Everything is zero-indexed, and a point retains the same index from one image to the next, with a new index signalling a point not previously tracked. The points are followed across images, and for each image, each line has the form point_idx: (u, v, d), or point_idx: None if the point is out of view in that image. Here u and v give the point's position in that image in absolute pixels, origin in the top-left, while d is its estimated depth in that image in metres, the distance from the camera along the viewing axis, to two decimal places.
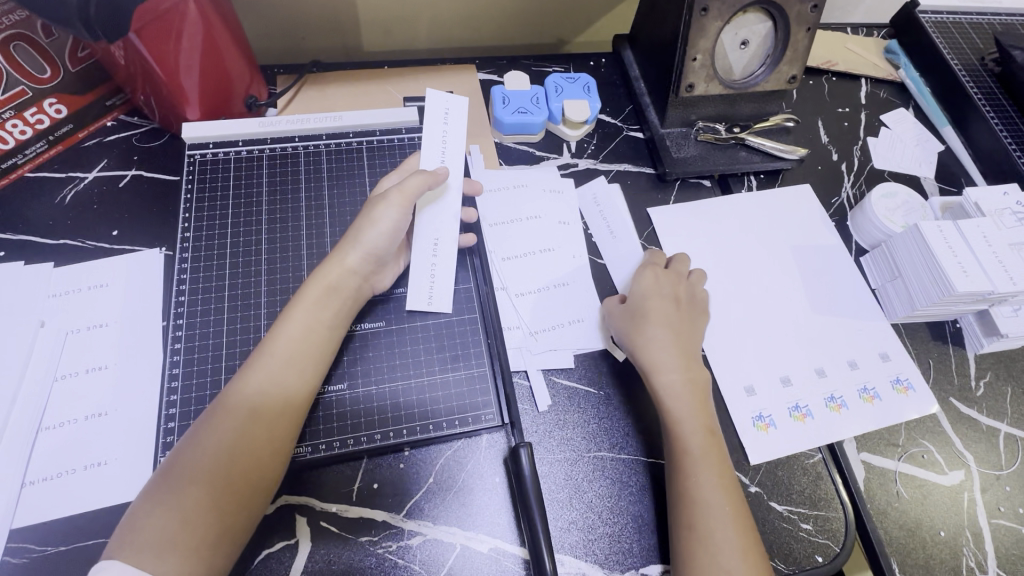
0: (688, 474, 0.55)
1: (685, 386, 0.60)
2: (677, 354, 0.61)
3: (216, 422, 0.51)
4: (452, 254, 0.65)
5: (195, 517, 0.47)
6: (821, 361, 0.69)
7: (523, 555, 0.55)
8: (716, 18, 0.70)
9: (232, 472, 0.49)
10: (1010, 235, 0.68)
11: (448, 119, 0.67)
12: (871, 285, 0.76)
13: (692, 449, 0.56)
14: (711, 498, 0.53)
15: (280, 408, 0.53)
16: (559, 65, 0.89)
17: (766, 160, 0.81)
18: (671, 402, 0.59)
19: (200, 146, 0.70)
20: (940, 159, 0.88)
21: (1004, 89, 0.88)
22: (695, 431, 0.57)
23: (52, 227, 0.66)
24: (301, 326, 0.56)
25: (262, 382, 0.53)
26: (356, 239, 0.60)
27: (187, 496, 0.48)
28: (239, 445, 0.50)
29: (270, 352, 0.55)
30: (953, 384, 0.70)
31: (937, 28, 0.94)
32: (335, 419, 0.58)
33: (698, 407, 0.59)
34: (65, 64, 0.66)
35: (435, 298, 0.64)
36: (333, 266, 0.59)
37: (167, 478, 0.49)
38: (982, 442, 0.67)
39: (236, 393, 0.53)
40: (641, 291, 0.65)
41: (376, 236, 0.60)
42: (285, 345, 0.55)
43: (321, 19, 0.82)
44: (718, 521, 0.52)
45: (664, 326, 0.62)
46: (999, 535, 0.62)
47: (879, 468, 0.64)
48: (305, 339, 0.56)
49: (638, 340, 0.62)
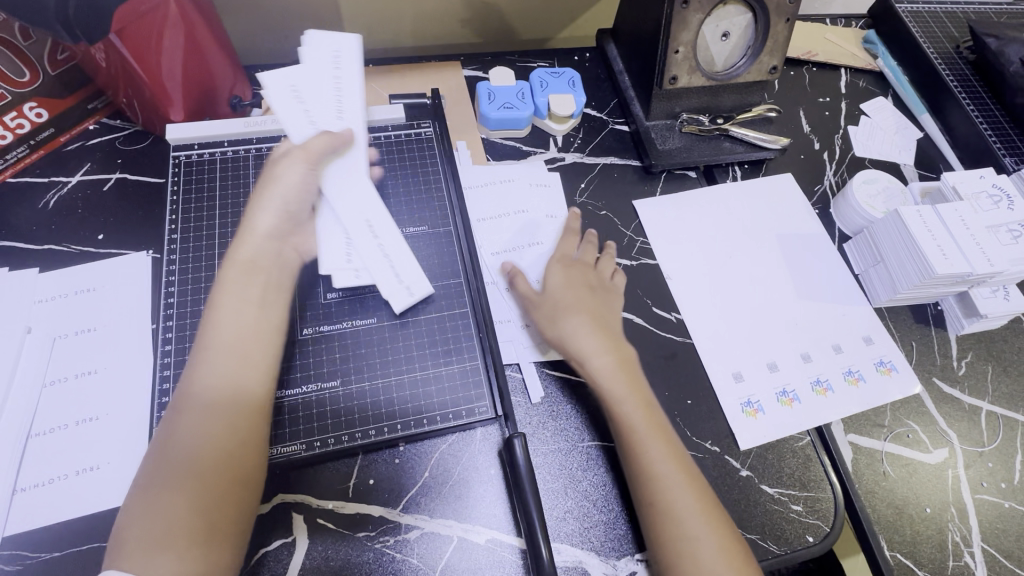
0: (638, 451, 0.55)
1: (609, 368, 0.60)
2: (600, 334, 0.62)
3: (182, 423, 0.50)
4: (388, 228, 0.65)
5: (186, 520, 0.47)
6: (806, 346, 0.70)
7: (520, 545, 0.55)
8: (696, 11, 0.71)
9: (211, 469, 0.49)
10: (987, 218, 0.70)
11: (338, 62, 0.69)
12: (854, 271, 0.77)
13: (636, 427, 0.56)
14: (668, 472, 0.54)
15: (233, 397, 0.52)
16: (542, 60, 0.90)
17: (749, 150, 0.82)
18: (604, 382, 0.59)
19: (185, 147, 0.70)
20: (919, 146, 0.90)
21: (980, 77, 0.90)
22: (634, 408, 0.58)
23: (36, 232, 0.66)
24: (237, 314, 0.55)
25: (211, 379, 0.52)
26: (263, 206, 0.60)
27: (172, 500, 0.47)
28: (208, 442, 0.50)
29: (212, 345, 0.54)
30: (936, 364, 0.72)
31: (913, 18, 0.96)
32: (320, 417, 0.58)
33: (631, 386, 0.59)
34: (45, 67, 0.66)
35: (411, 284, 0.63)
36: (247, 234, 0.59)
37: (145, 488, 0.48)
38: (965, 420, 0.68)
39: (187, 395, 0.52)
40: (556, 283, 0.65)
41: (261, 220, 0.60)
42: (223, 337, 0.54)
43: (303, 17, 0.82)
44: (675, 488, 0.53)
45: (580, 311, 0.63)
46: (983, 509, 0.63)
47: (867, 448, 0.65)
48: (240, 328, 0.55)
49: (561, 331, 0.62)
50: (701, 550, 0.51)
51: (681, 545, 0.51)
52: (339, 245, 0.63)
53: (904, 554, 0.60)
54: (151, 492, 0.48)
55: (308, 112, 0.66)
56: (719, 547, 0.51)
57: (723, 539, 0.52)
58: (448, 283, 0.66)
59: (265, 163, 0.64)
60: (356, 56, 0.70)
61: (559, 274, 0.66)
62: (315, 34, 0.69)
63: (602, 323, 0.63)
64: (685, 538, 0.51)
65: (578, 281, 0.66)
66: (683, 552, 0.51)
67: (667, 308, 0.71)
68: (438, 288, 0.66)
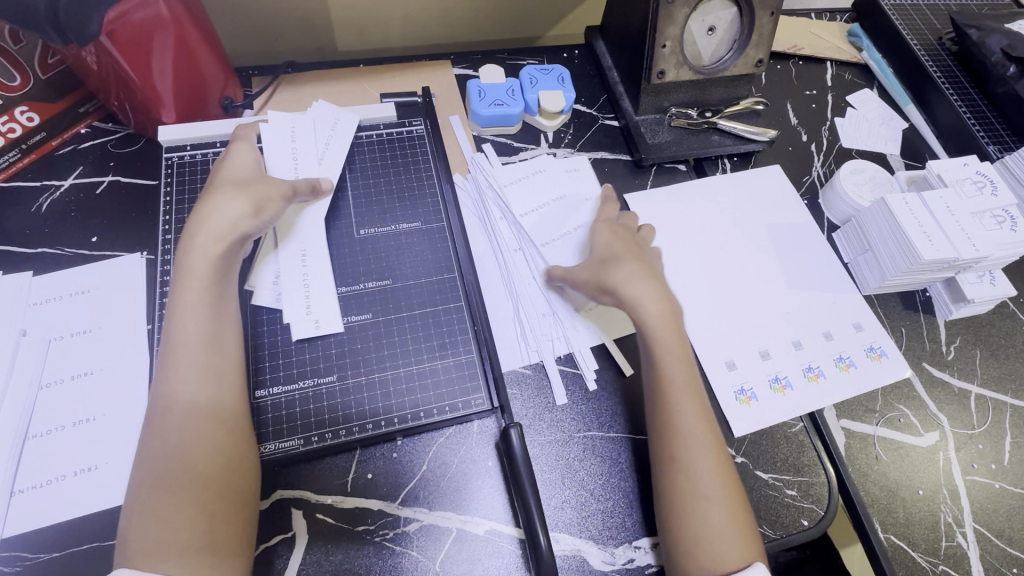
0: (670, 402, 0.57)
1: (662, 317, 0.61)
2: (658, 284, 0.63)
3: (167, 430, 0.50)
4: (319, 266, 0.64)
5: (197, 523, 0.47)
6: (797, 334, 0.71)
7: (518, 535, 0.56)
8: (682, 6, 0.71)
9: (211, 472, 0.49)
10: (971, 204, 0.71)
11: (334, 126, 0.72)
12: (843, 260, 0.78)
13: (674, 380, 0.58)
14: (691, 428, 0.56)
15: (215, 401, 0.52)
16: (532, 58, 0.91)
17: (737, 143, 0.83)
18: (655, 329, 0.60)
19: (177, 149, 0.70)
20: (905, 137, 0.91)
21: (962, 67, 0.92)
22: (676, 361, 0.59)
23: (29, 236, 0.66)
24: (205, 318, 0.55)
25: (189, 386, 0.52)
26: (233, 198, 0.59)
27: (177, 506, 0.47)
28: (200, 447, 0.50)
29: (182, 352, 0.53)
30: (925, 349, 0.73)
31: (896, 10, 0.97)
32: (310, 414, 0.58)
33: (676, 336, 0.61)
34: (35, 71, 0.66)
35: (321, 318, 0.61)
36: (207, 218, 0.58)
37: (143, 500, 0.47)
38: (955, 404, 0.70)
39: (163, 406, 0.51)
40: (602, 242, 0.67)
41: (226, 214, 0.58)
42: (191, 344, 0.53)
43: (293, 19, 0.82)
44: (700, 445, 0.55)
45: (637, 263, 0.63)
46: (974, 490, 0.64)
47: (859, 433, 0.66)
48: (209, 332, 0.54)
49: (615, 277, 0.62)
50: (711, 511, 0.52)
51: (695, 502, 0.53)
52: (265, 273, 0.63)
53: (898, 536, 0.61)
54: (150, 505, 0.47)
55: (295, 154, 0.69)
56: (725, 511, 0.53)
57: (729, 508, 0.53)
58: (442, 279, 0.67)
59: (223, 168, 0.63)
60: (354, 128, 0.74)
61: (604, 232, 0.68)
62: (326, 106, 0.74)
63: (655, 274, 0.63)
64: (699, 496, 0.53)
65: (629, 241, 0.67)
66: (695, 509, 0.53)
67: None
68: (433, 283, 0.66)
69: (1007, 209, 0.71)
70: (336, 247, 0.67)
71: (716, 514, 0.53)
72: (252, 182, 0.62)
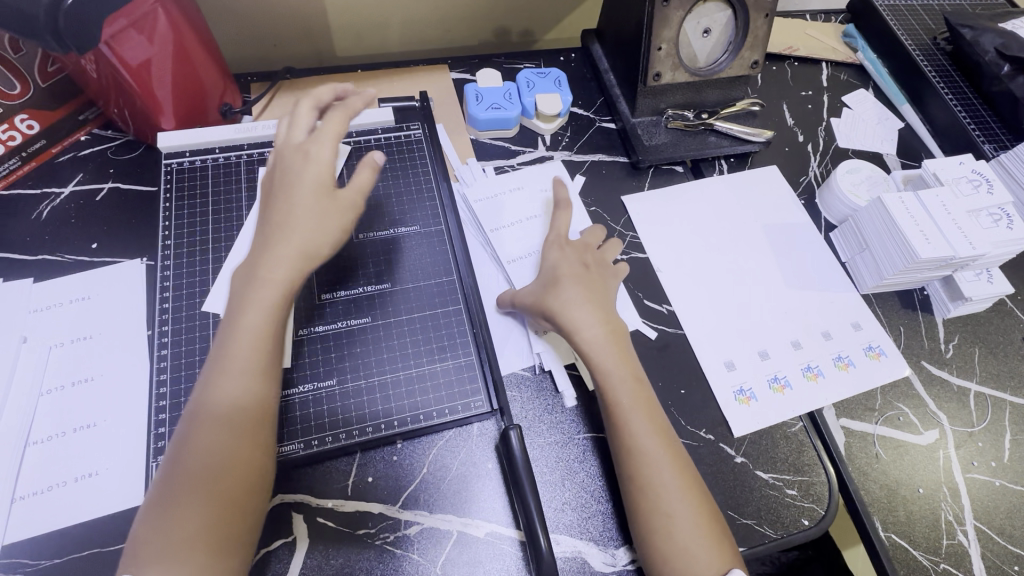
0: (623, 424, 0.56)
1: (604, 336, 0.60)
2: (597, 306, 0.61)
3: (206, 434, 0.49)
4: None
5: (204, 543, 0.45)
6: (796, 334, 0.71)
7: (519, 537, 0.56)
8: (678, 9, 0.72)
9: (236, 482, 0.48)
10: (967, 203, 0.71)
11: None
12: (841, 259, 0.78)
13: (622, 400, 0.57)
14: (650, 448, 0.55)
15: (253, 415, 0.50)
16: (529, 62, 0.91)
17: (734, 144, 0.83)
18: (596, 353, 0.59)
19: (177, 155, 0.70)
20: (901, 136, 0.92)
21: (957, 66, 0.92)
22: (621, 381, 0.58)
23: (30, 243, 0.66)
24: (262, 330, 0.52)
25: (234, 392, 0.50)
26: (310, 216, 0.55)
27: (190, 519, 0.46)
28: (233, 455, 0.49)
29: (235, 359, 0.51)
30: (924, 347, 0.73)
31: (891, 11, 0.98)
32: (316, 417, 0.58)
33: (620, 356, 0.59)
34: (35, 79, 0.67)
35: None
36: (285, 230, 0.54)
37: (161, 505, 0.47)
38: (954, 401, 0.70)
39: (208, 414, 0.49)
40: (549, 263, 0.65)
41: (306, 233, 0.55)
42: (243, 354, 0.51)
43: (291, 25, 0.83)
44: (658, 462, 0.54)
45: (580, 285, 0.62)
46: (974, 488, 0.64)
47: (858, 432, 0.66)
48: (262, 345, 0.52)
49: (554, 304, 0.61)
50: (676, 526, 0.52)
51: (659, 520, 0.52)
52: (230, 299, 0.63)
53: (899, 535, 0.61)
54: (167, 513, 0.46)
55: None
56: (694, 523, 0.52)
57: (701, 515, 0.53)
58: (441, 281, 0.67)
59: (281, 164, 0.58)
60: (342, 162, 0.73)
61: (553, 251, 0.66)
62: None
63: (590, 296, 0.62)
64: (663, 512, 0.52)
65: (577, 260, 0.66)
66: (659, 526, 0.52)
67: (659, 301, 0.72)
68: (431, 286, 0.67)
69: (1002, 208, 0.72)
70: None
71: (693, 534, 0.51)
72: (325, 199, 0.57)
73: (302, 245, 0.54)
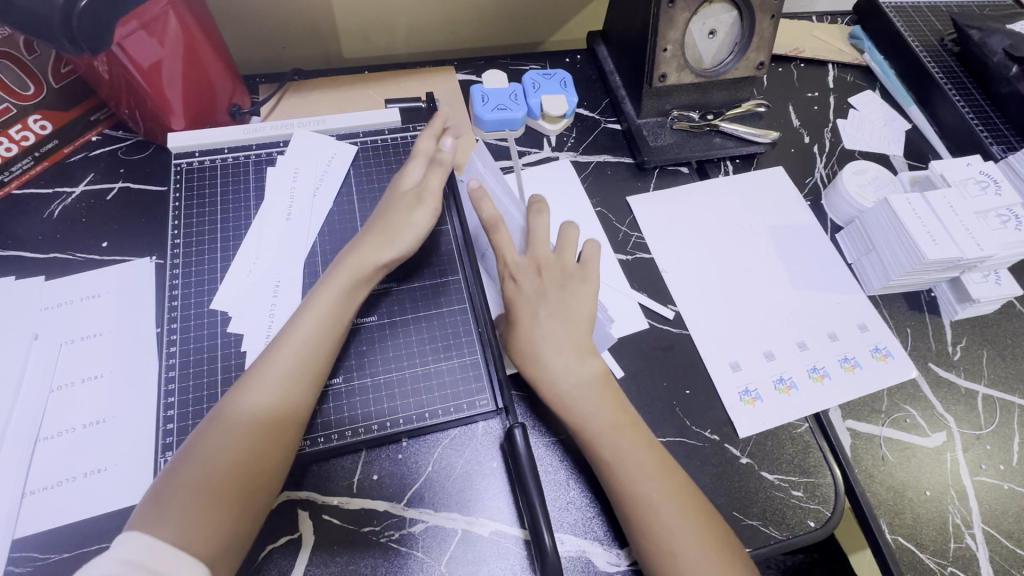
0: (612, 473, 0.54)
1: (577, 383, 0.57)
2: (569, 347, 0.58)
3: (256, 422, 0.51)
4: (289, 297, 0.64)
5: (219, 521, 0.47)
6: (802, 335, 0.71)
7: (523, 536, 0.56)
8: (683, 10, 0.72)
9: (267, 474, 0.50)
10: (975, 204, 0.71)
11: (331, 161, 0.73)
12: (848, 260, 0.78)
13: (603, 450, 0.55)
14: (648, 491, 0.52)
15: (294, 404, 0.53)
16: (535, 63, 0.92)
17: (740, 145, 0.83)
18: (573, 401, 0.56)
19: (187, 155, 0.71)
20: (908, 138, 0.92)
21: (964, 68, 0.92)
22: (603, 428, 0.55)
23: (41, 241, 0.67)
24: (326, 331, 0.56)
25: (290, 388, 0.53)
26: (384, 233, 0.61)
27: (210, 493, 0.47)
28: (274, 447, 0.51)
29: (297, 356, 0.54)
30: (931, 349, 0.73)
31: (898, 13, 0.97)
32: (348, 413, 0.59)
33: (603, 400, 0.56)
34: (48, 80, 0.68)
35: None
36: (371, 240, 0.61)
37: (190, 475, 0.48)
38: (961, 404, 0.69)
39: (261, 403, 0.52)
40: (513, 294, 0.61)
41: (388, 237, 0.61)
42: (303, 352, 0.55)
43: (300, 27, 0.83)
44: (660, 508, 0.52)
45: (547, 322, 0.58)
46: (982, 491, 0.64)
47: (865, 433, 0.66)
48: (320, 338, 0.55)
49: (523, 352, 0.58)
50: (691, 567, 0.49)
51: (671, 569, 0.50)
52: (238, 297, 0.63)
53: (906, 537, 0.61)
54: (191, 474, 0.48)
55: (292, 193, 0.70)
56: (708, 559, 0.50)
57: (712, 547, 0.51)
58: (447, 280, 0.67)
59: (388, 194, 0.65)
60: (349, 162, 0.73)
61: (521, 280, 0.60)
62: (321, 137, 0.74)
63: (558, 334, 0.58)
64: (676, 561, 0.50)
65: (550, 286, 0.60)
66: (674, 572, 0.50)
67: (664, 302, 0.72)
68: (437, 285, 0.67)
69: (1011, 209, 0.71)
70: (306, 267, 0.66)
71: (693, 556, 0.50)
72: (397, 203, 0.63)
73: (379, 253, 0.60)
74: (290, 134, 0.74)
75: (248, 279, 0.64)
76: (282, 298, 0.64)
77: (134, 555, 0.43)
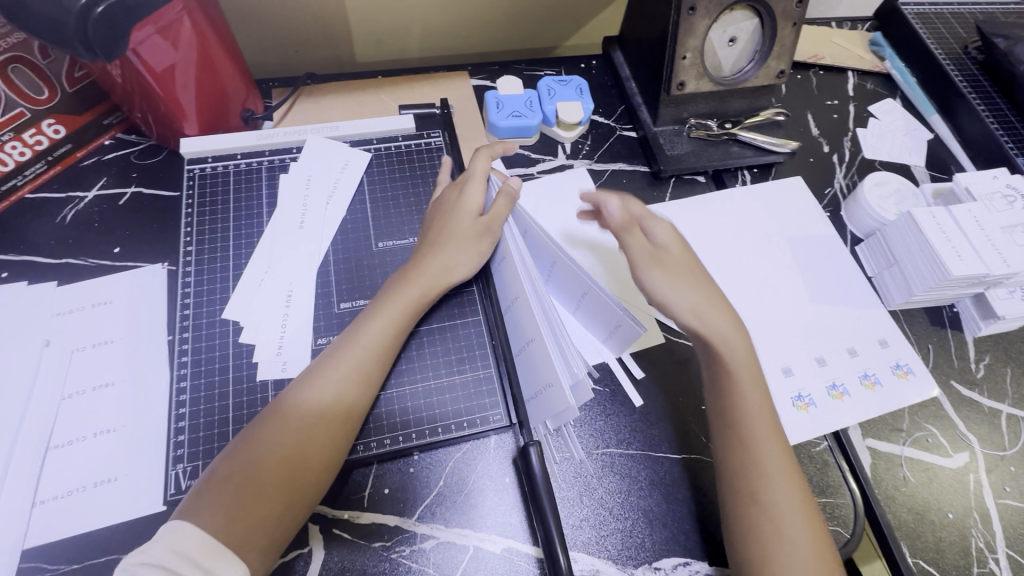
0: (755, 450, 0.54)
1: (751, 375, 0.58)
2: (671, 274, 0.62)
3: (310, 425, 0.52)
4: (303, 306, 0.63)
5: (260, 516, 0.48)
6: (821, 350, 0.69)
7: (536, 554, 0.55)
8: (704, 17, 0.71)
9: (310, 477, 0.51)
10: (1001, 219, 0.69)
11: (345, 166, 0.72)
12: (868, 273, 0.77)
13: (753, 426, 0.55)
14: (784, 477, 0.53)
15: (346, 413, 0.54)
16: (549, 68, 0.91)
17: (758, 154, 0.82)
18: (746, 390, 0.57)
19: (200, 161, 0.71)
20: (929, 148, 0.90)
21: (989, 77, 0.90)
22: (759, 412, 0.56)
23: (54, 247, 0.67)
24: (379, 339, 0.57)
25: (341, 395, 0.54)
26: (450, 256, 0.62)
27: (259, 486, 0.49)
28: (320, 451, 0.51)
29: (351, 363, 0.55)
30: (953, 366, 0.71)
31: (920, 19, 0.96)
32: (385, 424, 0.59)
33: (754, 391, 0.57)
34: (62, 84, 0.69)
35: (289, 359, 0.60)
36: (429, 256, 0.62)
37: (245, 464, 0.50)
38: (984, 423, 0.68)
39: (314, 407, 0.53)
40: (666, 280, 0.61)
41: (451, 258, 0.62)
42: (359, 360, 0.56)
43: (314, 30, 0.83)
44: (792, 488, 0.52)
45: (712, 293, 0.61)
46: (1006, 514, 0.62)
47: (885, 453, 0.65)
48: (377, 350, 0.57)
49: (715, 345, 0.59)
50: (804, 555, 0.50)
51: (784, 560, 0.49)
52: (249, 306, 0.63)
53: (928, 561, 0.59)
54: (241, 474, 0.49)
55: (306, 199, 0.70)
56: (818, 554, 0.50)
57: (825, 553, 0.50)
58: (462, 292, 0.67)
59: (449, 203, 0.65)
60: (363, 170, 0.73)
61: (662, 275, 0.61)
62: (335, 143, 0.74)
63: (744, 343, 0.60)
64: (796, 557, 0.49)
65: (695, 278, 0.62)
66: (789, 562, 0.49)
67: None
68: (452, 297, 0.66)
69: None
70: (320, 276, 0.65)
71: (804, 546, 0.50)
72: (459, 228, 0.62)
73: (440, 269, 0.61)
74: (302, 139, 0.73)
75: (261, 288, 0.64)
76: (294, 307, 0.63)
77: (179, 548, 0.44)
